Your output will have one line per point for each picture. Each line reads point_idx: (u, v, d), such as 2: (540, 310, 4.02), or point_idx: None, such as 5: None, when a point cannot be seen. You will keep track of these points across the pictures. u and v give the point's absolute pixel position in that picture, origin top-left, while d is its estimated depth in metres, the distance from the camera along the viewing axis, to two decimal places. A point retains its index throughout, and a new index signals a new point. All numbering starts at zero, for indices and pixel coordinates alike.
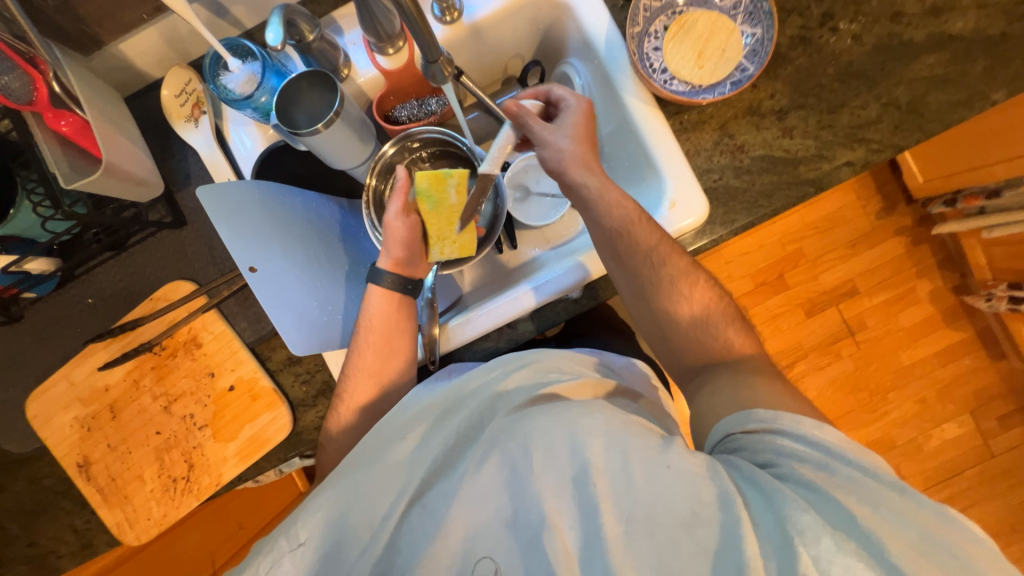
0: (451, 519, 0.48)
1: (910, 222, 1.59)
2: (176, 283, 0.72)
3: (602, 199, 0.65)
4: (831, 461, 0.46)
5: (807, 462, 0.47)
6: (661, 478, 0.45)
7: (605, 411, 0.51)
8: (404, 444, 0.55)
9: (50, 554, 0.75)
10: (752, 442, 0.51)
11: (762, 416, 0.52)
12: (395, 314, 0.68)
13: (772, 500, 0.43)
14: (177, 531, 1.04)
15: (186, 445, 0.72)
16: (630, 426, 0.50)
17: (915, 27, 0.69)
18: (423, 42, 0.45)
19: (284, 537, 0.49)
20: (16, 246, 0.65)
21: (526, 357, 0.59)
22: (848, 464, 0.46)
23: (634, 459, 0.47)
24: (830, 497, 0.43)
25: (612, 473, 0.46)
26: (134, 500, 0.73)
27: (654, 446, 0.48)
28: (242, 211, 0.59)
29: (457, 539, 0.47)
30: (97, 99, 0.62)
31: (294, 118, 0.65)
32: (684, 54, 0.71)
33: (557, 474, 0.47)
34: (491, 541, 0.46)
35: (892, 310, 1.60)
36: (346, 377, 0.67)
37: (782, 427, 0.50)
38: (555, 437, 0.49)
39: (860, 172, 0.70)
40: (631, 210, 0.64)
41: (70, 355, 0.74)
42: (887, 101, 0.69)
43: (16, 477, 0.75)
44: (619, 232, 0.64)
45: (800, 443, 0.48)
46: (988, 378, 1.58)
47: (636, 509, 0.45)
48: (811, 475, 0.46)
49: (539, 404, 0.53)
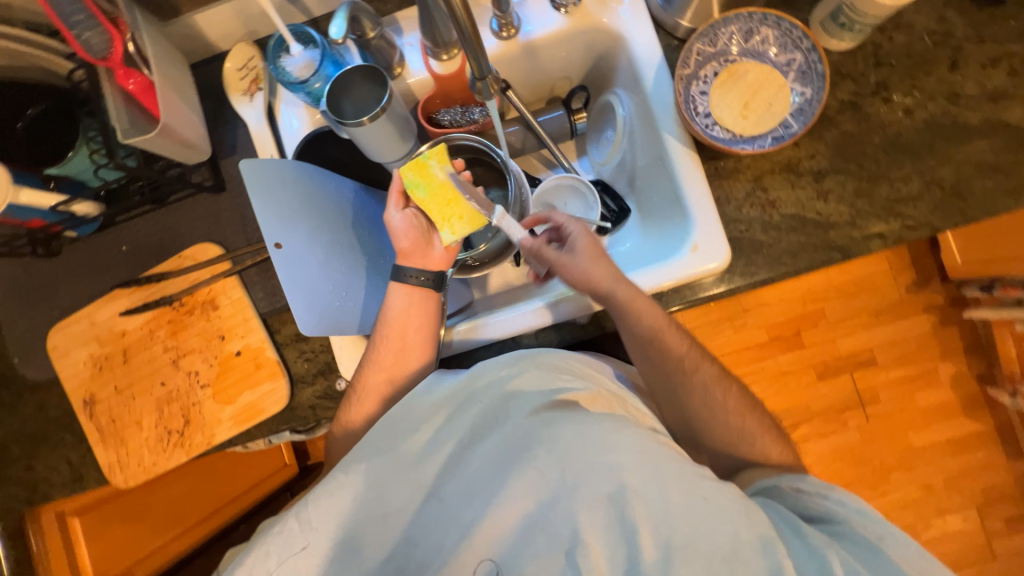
0: (482, 520, 0.50)
1: (941, 301, 1.54)
2: (205, 245, 0.75)
3: (635, 307, 0.64)
4: (885, 532, 0.52)
5: (858, 526, 0.53)
6: (696, 508, 0.48)
7: (633, 429, 0.53)
8: (421, 436, 0.58)
9: (42, 480, 0.78)
10: (801, 500, 0.57)
11: (815, 480, 0.58)
12: (413, 310, 0.70)
13: (817, 554, 0.49)
14: (163, 480, 1.04)
15: (186, 400, 0.75)
16: (662, 450, 0.52)
17: (971, 110, 0.68)
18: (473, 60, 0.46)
19: (295, 519, 0.52)
20: (69, 187, 0.69)
21: (536, 358, 0.62)
22: (895, 543, 0.51)
23: (670, 488, 0.49)
24: (878, 559, 0.50)
25: (646, 496, 0.49)
26: (129, 444, 0.75)
27: (687, 477, 0.50)
28: (277, 186, 0.62)
29: (485, 542, 0.50)
30: (165, 63, 0.66)
31: (343, 108, 0.68)
32: (730, 103, 0.71)
33: (593, 490, 0.49)
34: (519, 545, 0.50)
35: (908, 388, 1.54)
36: (360, 367, 0.70)
37: (835, 494, 0.56)
38: (589, 453, 0.50)
39: (891, 246, 0.69)
40: (661, 319, 0.65)
41: (97, 296, 0.77)
42: (930, 179, 0.68)
43: (25, 402, 0.79)
44: (651, 340, 0.65)
45: (848, 509, 0.54)
46: (1001, 476, 1.51)
47: (672, 536, 0.47)
48: (862, 538, 0.52)
49: (566, 411, 0.54)
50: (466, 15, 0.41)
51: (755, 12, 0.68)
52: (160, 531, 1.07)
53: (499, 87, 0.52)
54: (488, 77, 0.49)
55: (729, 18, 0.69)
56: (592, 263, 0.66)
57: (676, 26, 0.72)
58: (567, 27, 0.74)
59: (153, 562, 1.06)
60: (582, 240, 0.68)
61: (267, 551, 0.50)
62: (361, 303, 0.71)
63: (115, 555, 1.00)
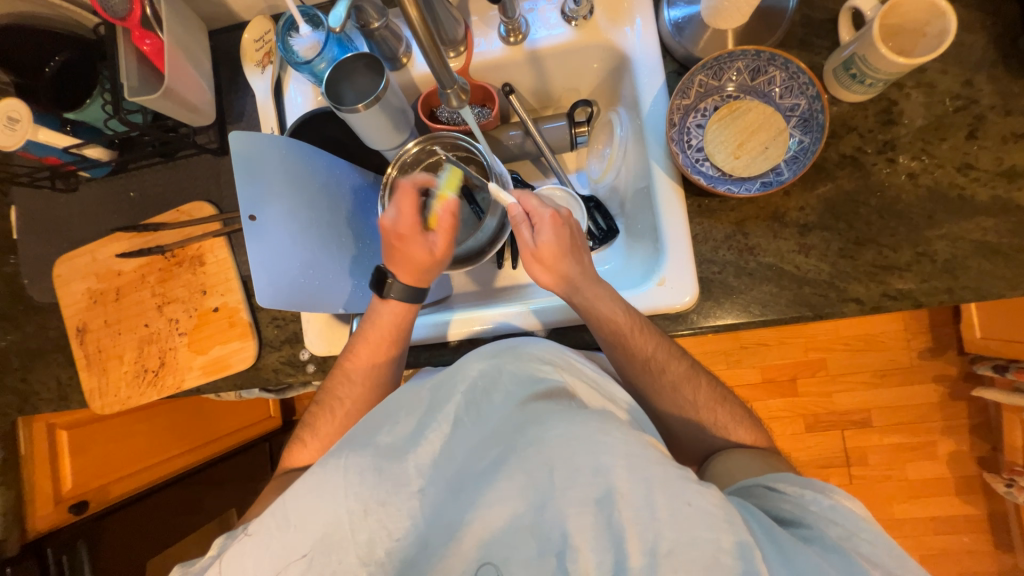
0: (470, 522, 0.47)
1: (954, 372, 1.46)
2: (200, 203, 0.80)
3: (594, 311, 0.65)
4: (857, 530, 0.46)
5: (829, 527, 0.46)
6: (683, 515, 0.43)
7: (624, 429, 0.48)
8: (391, 429, 0.53)
9: (34, 394, 0.85)
10: (774, 499, 0.51)
11: (795, 479, 0.52)
12: (401, 322, 0.71)
13: (789, 561, 0.42)
14: (147, 411, 1.14)
15: (164, 344, 0.80)
16: (651, 449, 0.46)
17: (982, 184, 0.64)
18: (435, 70, 0.48)
19: (271, 517, 0.48)
20: (83, 131, 0.75)
21: (518, 349, 0.58)
22: (870, 540, 0.45)
23: (659, 489, 0.43)
24: (855, 562, 0.43)
25: (635, 500, 0.44)
26: (109, 375, 0.81)
27: (675, 480, 0.44)
28: (266, 161, 0.65)
29: (473, 543, 0.47)
30: (179, 27, 0.70)
31: (342, 93, 0.70)
32: (725, 138, 0.70)
33: (580, 492, 0.45)
34: (505, 549, 0.46)
35: (900, 456, 1.47)
36: (341, 385, 0.70)
37: (811, 491, 0.49)
38: (577, 454, 0.46)
39: (869, 313, 0.66)
40: (623, 325, 0.63)
41: (100, 235, 0.83)
42: (923, 251, 0.65)
43: (30, 320, 0.86)
44: (612, 342, 0.64)
45: (822, 506, 0.48)
46: (982, 563, 1.44)
47: (661, 543, 0.42)
48: (831, 539, 0.45)
49: (552, 408, 0.50)
50: (427, 33, 0.44)
51: (763, 51, 0.66)
52: (138, 461, 1.13)
53: (467, 98, 0.54)
54: (455, 88, 0.52)
55: (736, 54, 0.67)
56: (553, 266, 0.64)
57: (688, 55, 0.71)
58: (574, 40, 0.75)
59: (132, 483, 1.11)
60: (547, 239, 0.65)
61: (245, 551, 0.48)
62: (338, 284, 0.74)
63: (93, 474, 1.05)
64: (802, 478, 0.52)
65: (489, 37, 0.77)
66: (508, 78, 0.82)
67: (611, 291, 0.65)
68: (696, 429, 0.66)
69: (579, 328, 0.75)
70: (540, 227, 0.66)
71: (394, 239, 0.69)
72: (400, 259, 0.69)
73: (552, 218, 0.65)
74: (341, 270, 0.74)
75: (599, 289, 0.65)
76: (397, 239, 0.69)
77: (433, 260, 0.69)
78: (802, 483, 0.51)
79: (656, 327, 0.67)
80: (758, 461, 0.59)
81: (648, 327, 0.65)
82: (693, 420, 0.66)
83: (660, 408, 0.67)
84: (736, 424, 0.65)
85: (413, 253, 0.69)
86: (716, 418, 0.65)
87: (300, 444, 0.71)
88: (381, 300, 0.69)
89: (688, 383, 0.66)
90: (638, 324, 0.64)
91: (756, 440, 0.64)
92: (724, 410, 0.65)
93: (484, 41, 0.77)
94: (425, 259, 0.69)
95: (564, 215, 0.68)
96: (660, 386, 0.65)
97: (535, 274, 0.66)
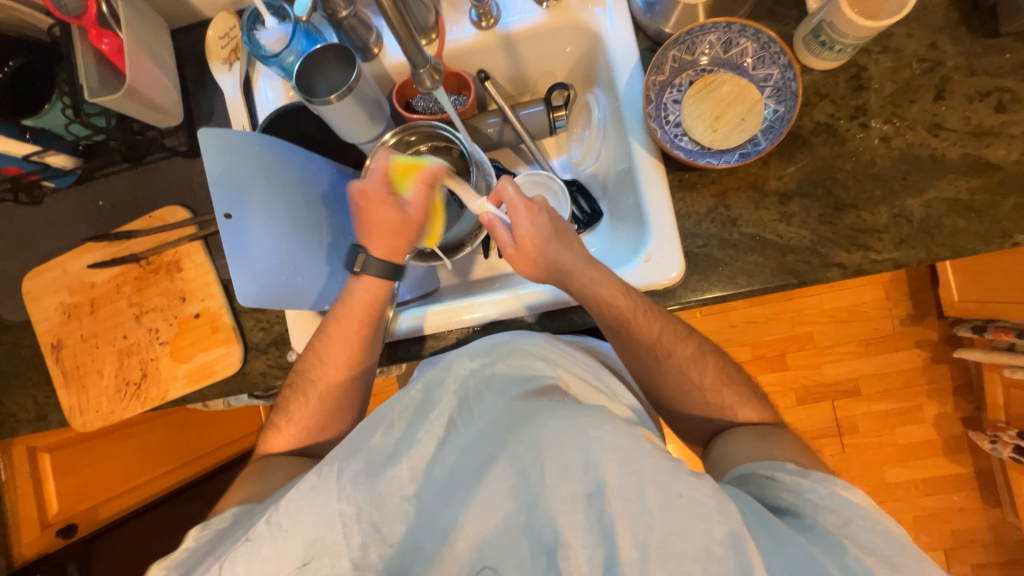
0: (460, 526, 0.45)
1: (935, 337, 1.49)
2: (174, 208, 0.78)
3: (592, 296, 0.65)
4: (854, 516, 0.45)
5: (826, 515, 0.45)
6: (673, 506, 0.42)
7: (616, 423, 0.47)
8: (382, 433, 0.50)
9: (10, 417, 0.81)
10: (770, 486, 0.51)
11: (793, 469, 0.52)
12: (375, 303, 0.71)
13: (781, 548, 0.42)
14: (134, 429, 1.08)
15: (145, 354, 0.78)
16: (642, 441, 0.45)
17: (952, 143, 0.66)
18: (400, 35, 0.50)
19: (265, 522, 0.45)
20: (44, 139, 0.73)
21: (511, 344, 0.61)
22: (872, 531, 0.44)
23: (650, 483, 0.42)
24: (847, 550, 0.42)
25: (627, 495, 0.42)
26: (89, 391, 0.79)
27: (667, 471, 0.43)
28: (242, 155, 0.64)
29: (467, 544, 0.44)
30: (137, 24, 0.71)
31: (314, 87, 0.68)
32: (702, 112, 0.71)
33: (571, 487, 0.43)
34: (498, 552, 0.44)
35: (890, 423, 1.50)
36: (314, 367, 0.70)
37: (810, 480, 0.49)
38: (567, 448, 0.45)
39: (851, 277, 0.67)
40: (625, 309, 0.64)
41: (70, 247, 0.80)
42: (899, 213, 0.66)
43: (0, 341, 0.82)
44: (616, 327, 0.65)
45: (820, 494, 0.48)
46: (972, 521, 1.46)
47: (652, 536, 0.41)
48: (826, 528, 0.44)
49: (542, 405, 0.50)
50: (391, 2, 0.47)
51: (734, 23, 0.68)
52: (125, 480, 1.10)
53: (441, 77, 0.59)
54: (427, 67, 0.56)
55: (708, 27, 0.68)
56: (537, 255, 0.65)
57: (659, 32, 0.72)
58: (547, 21, 0.75)
59: (120, 503, 1.10)
60: (524, 230, 0.65)
61: (234, 558, 0.44)
62: (320, 282, 0.74)
63: (83, 494, 1.03)
64: (804, 470, 0.51)
65: (461, 24, 0.76)
66: (483, 65, 0.81)
67: (607, 273, 0.65)
68: (694, 401, 0.66)
69: (569, 309, 0.74)
70: (516, 219, 0.66)
71: (363, 199, 0.68)
72: (367, 224, 0.69)
73: (526, 207, 0.65)
74: (319, 271, 0.74)
75: (593, 274, 0.64)
76: (364, 199, 0.68)
77: (399, 223, 0.69)
78: (801, 472, 0.51)
79: (654, 307, 0.67)
80: (751, 443, 0.59)
81: (652, 309, 0.66)
82: (686, 396, 0.66)
83: (656, 386, 0.67)
84: (734, 393, 0.65)
85: (380, 217, 0.68)
86: (713, 390, 0.65)
87: (275, 431, 0.70)
88: (353, 276, 0.70)
89: (682, 358, 0.66)
90: (640, 309, 0.64)
91: (750, 416, 0.64)
92: (720, 379, 0.66)
93: (456, 29, 0.76)
94: (388, 223, 0.69)
95: (538, 202, 0.68)
96: (660, 368, 0.66)
97: (522, 269, 0.68)
